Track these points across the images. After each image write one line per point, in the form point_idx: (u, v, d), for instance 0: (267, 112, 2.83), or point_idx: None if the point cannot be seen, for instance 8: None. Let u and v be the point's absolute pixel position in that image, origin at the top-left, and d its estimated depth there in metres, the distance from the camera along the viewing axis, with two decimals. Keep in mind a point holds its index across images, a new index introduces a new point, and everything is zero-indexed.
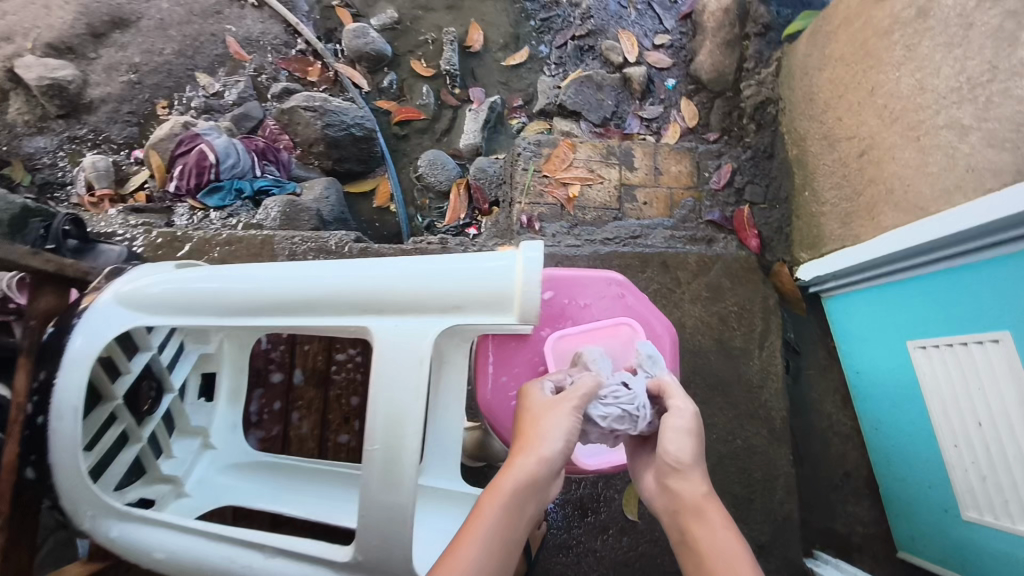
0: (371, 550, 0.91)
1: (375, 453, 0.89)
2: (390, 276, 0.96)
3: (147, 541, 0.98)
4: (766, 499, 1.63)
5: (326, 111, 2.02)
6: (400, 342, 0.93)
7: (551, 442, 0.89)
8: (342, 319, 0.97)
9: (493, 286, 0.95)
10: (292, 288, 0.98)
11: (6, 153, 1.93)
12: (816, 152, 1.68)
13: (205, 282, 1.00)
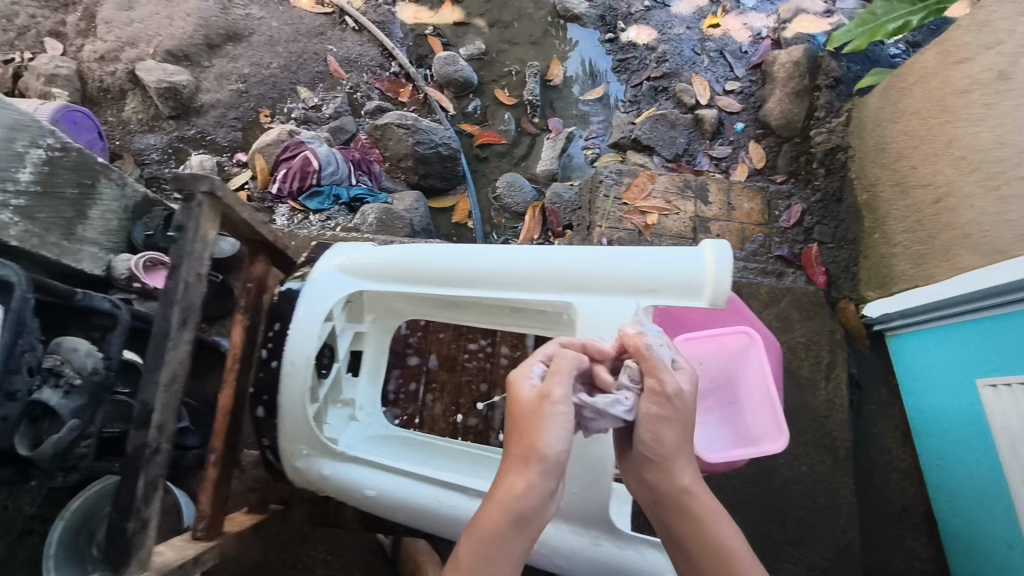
0: (575, 501, 1.04)
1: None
2: (589, 259, 1.02)
3: (360, 480, 1.08)
4: (829, 526, 1.68)
5: (418, 129, 2.15)
6: (604, 318, 1.00)
7: (547, 452, 0.81)
8: (540, 296, 1.03)
9: (687, 271, 0.98)
10: (496, 266, 1.05)
11: (119, 147, 2.07)
12: (887, 198, 1.78)
13: (414, 256, 1.08)
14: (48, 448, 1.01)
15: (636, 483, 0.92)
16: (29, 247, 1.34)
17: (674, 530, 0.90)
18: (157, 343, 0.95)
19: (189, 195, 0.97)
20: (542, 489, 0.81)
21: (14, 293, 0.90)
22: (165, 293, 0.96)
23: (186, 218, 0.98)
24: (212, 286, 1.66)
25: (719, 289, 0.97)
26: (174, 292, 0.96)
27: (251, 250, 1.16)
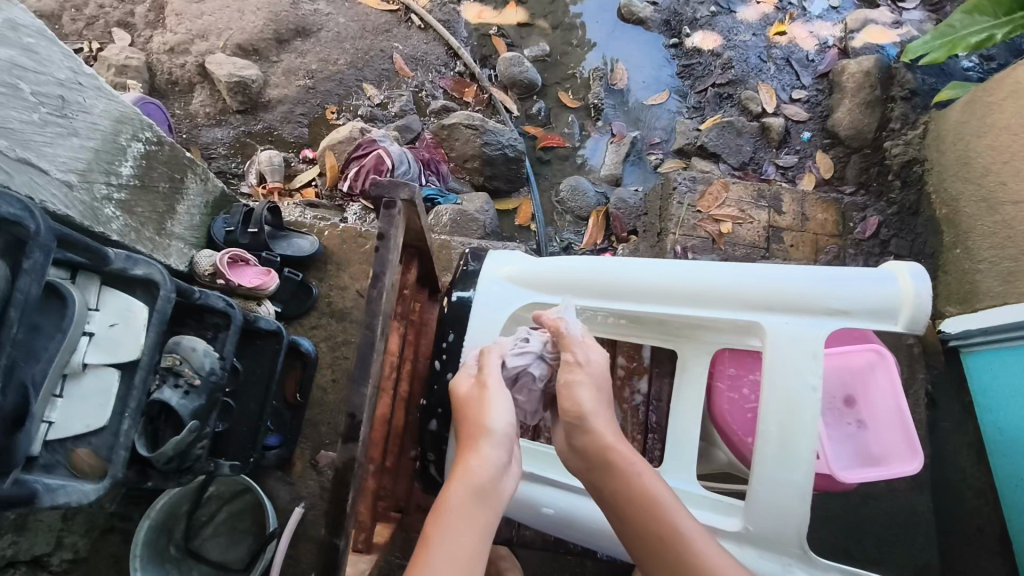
0: (764, 523, 0.90)
1: (767, 433, 0.90)
2: (773, 274, 0.93)
3: (539, 497, 1.05)
4: (908, 543, 1.66)
5: (486, 130, 2.14)
6: (792, 339, 0.92)
7: (496, 426, 0.86)
8: (718, 313, 0.96)
9: (882, 292, 0.90)
10: (669, 280, 0.98)
11: (186, 140, 2.09)
12: (969, 213, 1.73)
13: (585, 268, 1.04)
14: (170, 449, 0.99)
15: (570, 455, 0.93)
16: (129, 242, 1.32)
17: (606, 491, 0.88)
18: (363, 355, 0.82)
19: (390, 201, 0.89)
20: (497, 461, 0.83)
21: (159, 292, 0.89)
22: (371, 303, 0.84)
23: (388, 225, 0.88)
24: (291, 285, 1.65)
25: (918, 314, 0.89)
26: (380, 303, 0.84)
27: (405, 258, 1.13)
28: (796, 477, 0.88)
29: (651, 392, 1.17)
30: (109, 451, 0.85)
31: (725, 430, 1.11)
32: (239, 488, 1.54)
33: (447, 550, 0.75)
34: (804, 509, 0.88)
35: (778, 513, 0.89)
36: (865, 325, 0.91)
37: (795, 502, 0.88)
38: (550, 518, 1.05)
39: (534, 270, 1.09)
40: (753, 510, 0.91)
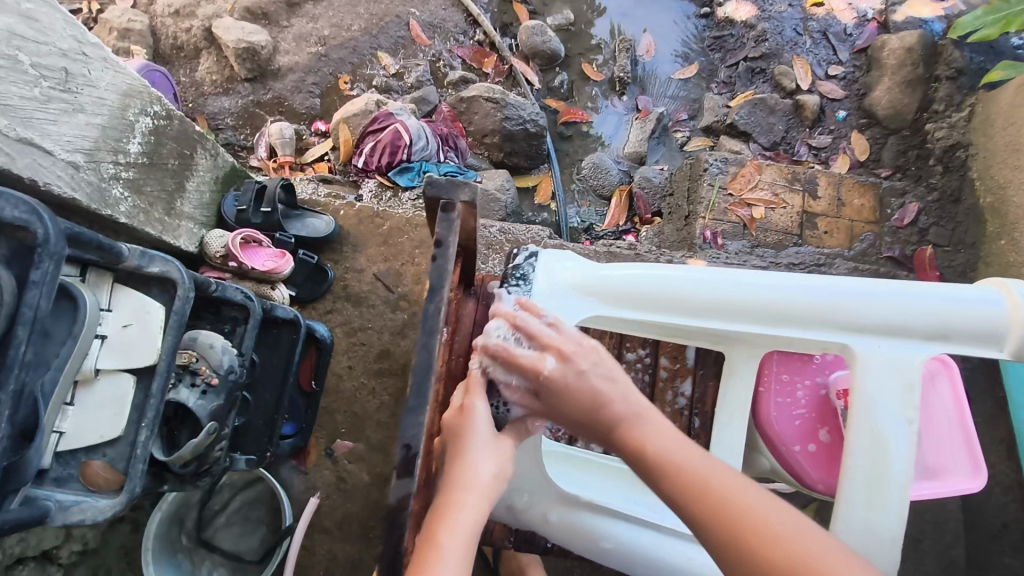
0: None
1: (856, 470, 0.83)
2: (870, 293, 0.85)
3: (596, 530, 0.93)
4: (936, 541, 1.62)
5: (507, 104, 2.03)
6: (888, 366, 0.85)
7: (479, 469, 0.74)
8: (805, 333, 0.87)
9: (988, 318, 0.83)
10: (753, 296, 0.88)
11: (191, 109, 2.00)
12: (1018, 202, 1.62)
13: (653, 281, 0.92)
14: (188, 453, 0.93)
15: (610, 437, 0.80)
16: (137, 224, 1.24)
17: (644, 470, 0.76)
18: (419, 378, 0.72)
19: (449, 203, 0.81)
20: (483, 505, 0.71)
21: (178, 292, 0.81)
22: (427, 319, 0.74)
23: (446, 231, 0.78)
24: (305, 268, 1.58)
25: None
26: (438, 318, 0.74)
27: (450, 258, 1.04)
28: (887, 520, 0.82)
29: (695, 395, 1.11)
30: (126, 463, 0.79)
31: (771, 438, 1.03)
32: (251, 477, 1.49)
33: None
34: (893, 553, 0.82)
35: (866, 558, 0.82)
36: (965, 350, 0.85)
37: (883, 546, 0.82)
38: (608, 552, 0.93)
39: (592, 280, 0.94)
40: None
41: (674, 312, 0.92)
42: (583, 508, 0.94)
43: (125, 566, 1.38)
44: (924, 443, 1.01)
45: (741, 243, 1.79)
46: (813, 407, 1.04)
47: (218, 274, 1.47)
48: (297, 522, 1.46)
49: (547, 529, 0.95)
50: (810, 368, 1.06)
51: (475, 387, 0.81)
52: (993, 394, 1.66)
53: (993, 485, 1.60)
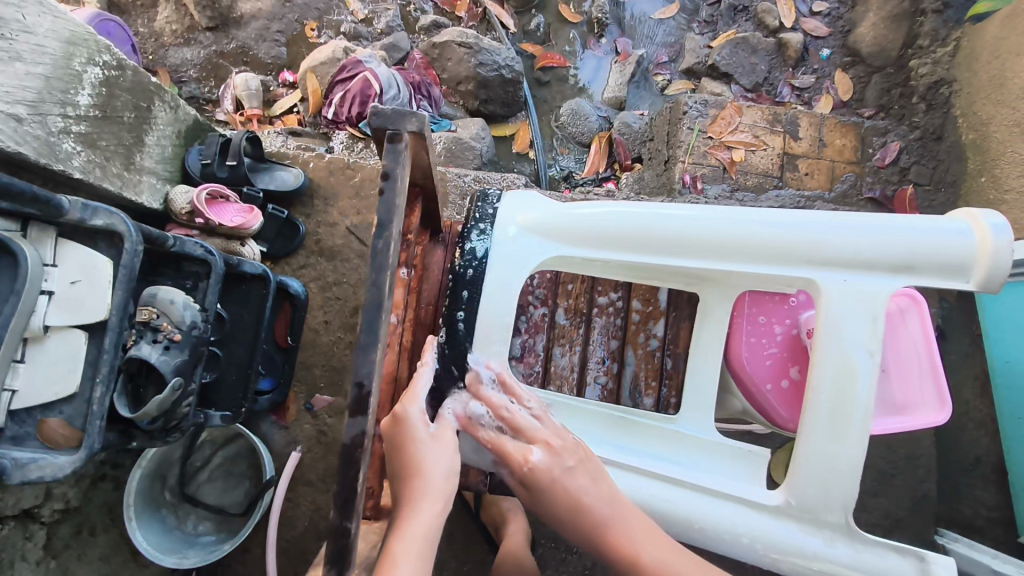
0: (807, 496, 0.84)
1: (819, 402, 0.84)
2: (834, 227, 0.84)
3: None
4: (908, 476, 1.61)
5: (481, 49, 1.97)
6: (853, 300, 0.84)
7: (433, 472, 0.74)
8: (770, 269, 0.86)
9: (956, 249, 0.81)
10: (717, 233, 0.86)
11: (152, 62, 1.93)
12: (1001, 139, 1.60)
13: (615, 218, 0.90)
14: (154, 408, 0.92)
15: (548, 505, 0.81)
16: (93, 180, 1.19)
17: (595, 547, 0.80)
18: (369, 315, 0.72)
19: (396, 134, 0.78)
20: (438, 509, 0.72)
21: (126, 245, 0.78)
22: (376, 257, 0.72)
23: (394, 162, 0.76)
24: (275, 223, 1.55)
25: (996, 272, 0.80)
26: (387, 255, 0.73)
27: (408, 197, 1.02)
28: (848, 453, 0.83)
29: (667, 337, 1.09)
30: (84, 420, 0.79)
31: (743, 380, 1.03)
32: (232, 433, 1.49)
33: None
34: (853, 483, 0.83)
35: (825, 487, 0.83)
36: (932, 282, 0.83)
37: (843, 476, 0.83)
38: None
39: (556, 222, 0.93)
40: (797, 481, 0.84)
41: (639, 248, 0.90)
42: None
43: (109, 522, 1.39)
44: (892, 379, 1.01)
45: (722, 187, 1.76)
46: (786, 347, 1.03)
47: (186, 231, 1.44)
48: (279, 475, 1.47)
49: None
50: (784, 308, 1.05)
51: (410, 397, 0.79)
52: (969, 330, 1.67)
53: (965, 419, 1.63)
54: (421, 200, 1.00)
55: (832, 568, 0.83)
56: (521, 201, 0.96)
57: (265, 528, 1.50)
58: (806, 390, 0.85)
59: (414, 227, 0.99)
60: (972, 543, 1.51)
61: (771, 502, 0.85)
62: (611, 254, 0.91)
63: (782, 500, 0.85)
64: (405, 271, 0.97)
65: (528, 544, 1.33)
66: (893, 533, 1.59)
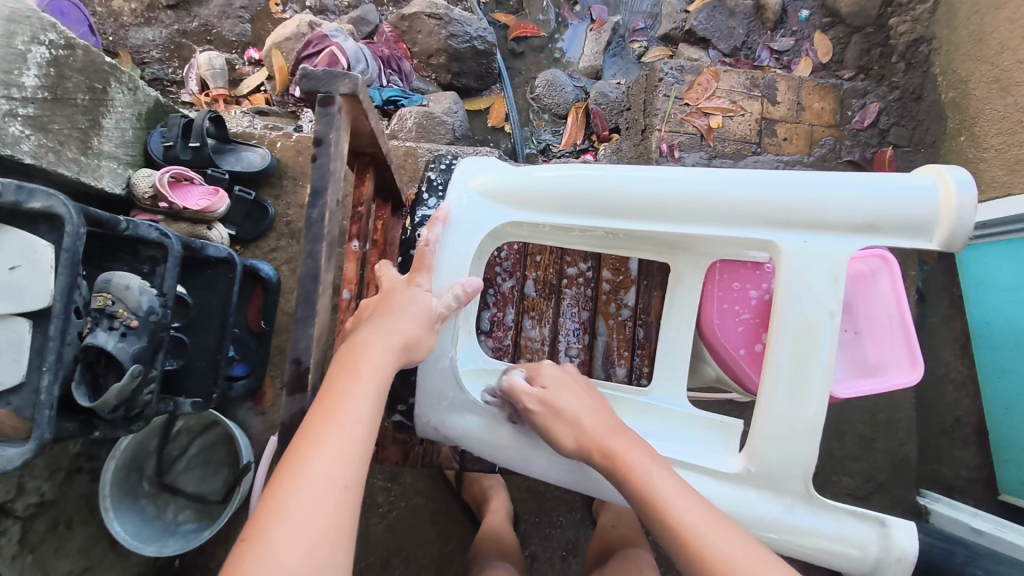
0: (766, 464, 0.82)
1: (779, 365, 0.82)
2: (796, 186, 0.81)
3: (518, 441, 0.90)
4: (888, 439, 1.62)
5: (451, 20, 1.92)
6: (814, 262, 0.81)
7: (376, 364, 0.73)
8: (730, 231, 0.84)
9: (919, 206, 0.79)
10: (678, 195, 0.84)
11: (113, 43, 1.88)
12: (980, 97, 1.58)
13: (574, 184, 0.87)
14: (113, 396, 0.90)
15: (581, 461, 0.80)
16: (46, 165, 1.16)
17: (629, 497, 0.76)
18: (305, 289, 0.74)
19: (328, 97, 0.78)
20: (372, 401, 0.70)
21: (65, 228, 0.75)
22: (311, 227, 0.75)
23: (326, 127, 0.77)
24: (243, 205, 1.50)
25: (958, 231, 0.78)
26: (317, 229, 0.76)
27: (358, 169, 1.02)
28: (806, 417, 0.81)
29: (638, 306, 1.08)
30: (34, 411, 0.77)
31: (715, 346, 1.02)
32: (208, 420, 1.47)
33: (308, 489, 0.61)
34: (812, 447, 0.81)
35: (784, 453, 0.81)
36: (894, 242, 0.81)
37: (801, 441, 0.81)
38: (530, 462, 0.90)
39: (511, 188, 0.89)
40: (756, 448, 0.82)
41: (600, 215, 0.87)
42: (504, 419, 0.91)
43: (87, 514, 1.37)
44: (864, 339, 1.00)
45: (699, 155, 1.73)
46: (759, 313, 1.02)
47: (151, 216, 1.40)
48: (258, 460, 1.46)
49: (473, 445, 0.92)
50: (757, 274, 1.02)
51: (424, 268, 0.86)
52: (949, 292, 1.66)
53: (945, 380, 1.63)
54: (371, 169, 1.02)
55: (790, 535, 0.81)
56: (480, 167, 0.93)
57: (245, 514, 1.49)
58: (767, 354, 0.83)
59: (365, 197, 1.02)
60: (952, 502, 1.52)
61: (730, 469, 0.84)
62: (570, 222, 0.89)
63: (741, 468, 0.83)
64: (358, 245, 1.01)
65: (509, 520, 1.33)
66: (875, 494, 1.60)
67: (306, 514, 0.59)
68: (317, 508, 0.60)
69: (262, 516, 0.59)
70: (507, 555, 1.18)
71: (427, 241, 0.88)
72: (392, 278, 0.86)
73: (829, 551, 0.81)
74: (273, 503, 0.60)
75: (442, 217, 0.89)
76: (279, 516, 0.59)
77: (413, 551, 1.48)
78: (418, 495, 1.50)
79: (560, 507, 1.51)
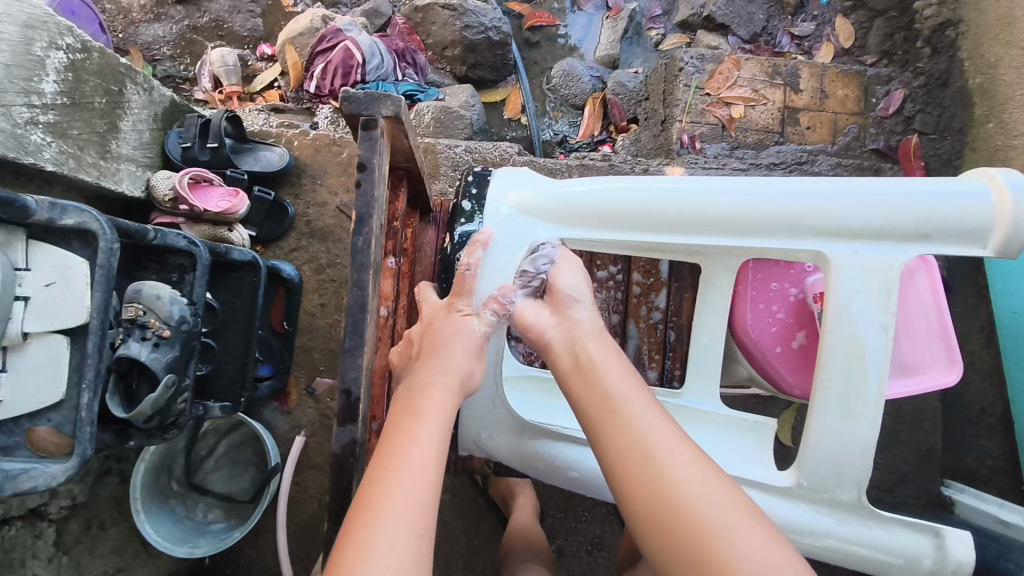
0: (819, 479, 0.81)
1: (831, 380, 0.80)
2: (842, 195, 0.80)
3: (562, 459, 0.89)
4: (915, 430, 1.60)
5: (466, 11, 1.91)
6: (863, 273, 0.80)
7: (436, 409, 0.77)
8: (773, 242, 0.82)
9: (972, 212, 0.77)
10: (719, 206, 0.83)
11: (123, 41, 1.86)
12: (1010, 82, 1.54)
13: (612, 197, 0.87)
14: (149, 407, 0.89)
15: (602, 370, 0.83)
16: (67, 171, 1.16)
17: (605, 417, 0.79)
18: (353, 318, 0.76)
19: (370, 121, 0.79)
20: (433, 440, 0.74)
21: (100, 244, 0.75)
22: (356, 255, 0.77)
23: (369, 153, 0.79)
24: (263, 206, 1.49)
25: (1015, 236, 0.76)
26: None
27: (392, 182, 1.01)
28: (860, 432, 0.79)
29: (670, 309, 1.07)
30: (74, 427, 0.76)
31: (749, 348, 1.00)
32: (235, 421, 1.47)
33: (382, 537, 0.64)
34: (867, 463, 0.79)
35: (836, 468, 0.80)
36: (948, 249, 0.78)
37: (856, 455, 0.79)
38: (575, 481, 0.90)
39: (544, 204, 0.90)
40: (807, 464, 0.81)
41: (637, 228, 0.87)
42: (543, 435, 0.91)
43: (118, 516, 1.37)
44: (902, 339, 0.99)
45: (721, 145, 1.70)
46: (792, 313, 1.00)
47: (171, 218, 1.39)
48: (285, 460, 1.45)
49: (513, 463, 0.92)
50: (788, 274, 1.01)
51: (464, 293, 0.87)
52: (975, 282, 1.63)
53: (971, 370, 1.61)
54: (405, 182, 1.01)
55: (845, 546, 0.81)
56: (518, 182, 0.94)
57: (273, 513, 1.49)
58: (817, 369, 0.81)
59: (400, 212, 1.01)
60: (980, 492, 1.50)
61: (782, 482, 0.83)
62: (608, 236, 0.89)
63: (792, 482, 0.82)
64: (393, 260, 1.00)
65: (537, 517, 1.33)
66: (900, 485, 1.58)
67: (382, 566, 0.62)
68: (394, 559, 0.63)
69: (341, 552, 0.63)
70: (540, 554, 1.18)
71: (469, 265, 0.88)
72: (433, 305, 0.89)
73: (880, 561, 0.80)
74: (349, 554, 0.63)
75: (483, 241, 0.89)
76: (358, 567, 0.62)
77: (440, 548, 1.49)
78: (444, 492, 1.50)
79: (585, 503, 1.51)
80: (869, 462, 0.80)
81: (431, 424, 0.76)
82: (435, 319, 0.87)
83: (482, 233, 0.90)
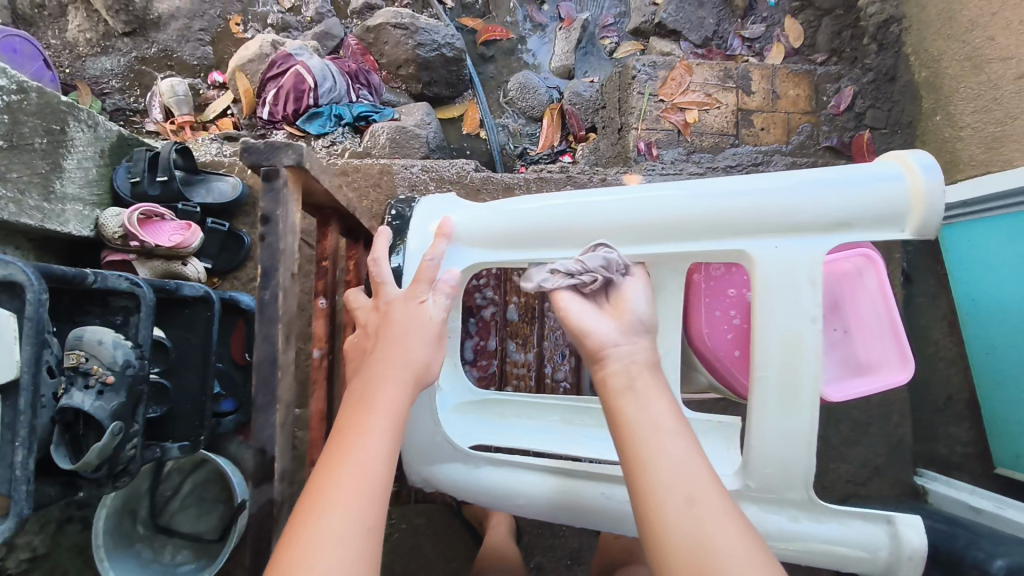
0: (765, 478, 0.81)
1: (767, 379, 0.79)
2: (763, 193, 0.80)
3: (510, 487, 0.89)
4: (885, 422, 1.61)
5: (418, 29, 1.89)
6: (790, 267, 0.79)
7: (392, 394, 0.75)
8: (700, 244, 0.82)
9: (887, 197, 0.78)
10: (644, 213, 0.84)
11: (71, 76, 1.84)
12: (954, 75, 1.56)
13: (539, 217, 0.88)
14: (94, 457, 0.87)
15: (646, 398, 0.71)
16: (6, 216, 1.14)
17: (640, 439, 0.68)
18: (271, 369, 0.81)
19: (272, 171, 0.83)
20: (389, 428, 0.72)
21: (25, 296, 0.73)
22: (274, 304, 0.81)
23: (273, 205, 0.82)
24: (217, 237, 1.47)
25: (930, 218, 0.77)
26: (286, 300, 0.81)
27: (323, 218, 1.05)
28: (801, 425, 0.79)
29: None
30: (8, 486, 0.74)
31: (706, 356, 0.99)
32: (199, 458, 1.43)
33: (332, 532, 0.62)
34: (811, 456, 0.79)
35: (783, 467, 0.80)
36: (869, 236, 0.79)
37: (800, 452, 0.79)
38: (523, 508, 0.89)
39: (480, 227, 0.92)
40: (754, 466, 0.81)
41: (565, 243, 0.88)
42: (487, 461, 0.92)
43: (81, 565, 1.33)
44: (854, 338, 0.99)
45: (678, 150, 1.71)
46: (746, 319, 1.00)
47: (122, 255, 1.37)
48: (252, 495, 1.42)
49: (464, 491, 0.93)
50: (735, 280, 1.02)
51: (423, 282, 0.85)
52: (934, 271, 1.65)
53: (936, 359, 1.63)
54: (334, 219, 1.05)
55: (799, 546, 0.81)
56: (444, 206, 0.98)
57: (243, 549, 1.46)
58: (752, 368, 0.81)
59: (329, 251, 1.04)
60: (951, 479, 1.51)
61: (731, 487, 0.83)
62: (536, 254, 0.90)
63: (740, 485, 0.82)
64: (325, 300, 1.03)
65: (512, 535, 1.32)
66: (873, 478, 1.59)
67: (333, 559, 0.60)
68: (345, 550, 0.61)
69: (284, 565, 0.60)
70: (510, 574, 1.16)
71: (432, 258, 0.88)
72: (392, 292, 0.86)
73: (836, 555, 0.81)
74: (296, 550, 0.61)
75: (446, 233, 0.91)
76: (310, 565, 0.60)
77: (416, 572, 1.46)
78: (418, 515, 1.48)
79: None
80: (814, 457, 0.79)
81: (381, 413, 0.73)
82: (395, 303, 0.84)
83: (445, 224, 0.93)
